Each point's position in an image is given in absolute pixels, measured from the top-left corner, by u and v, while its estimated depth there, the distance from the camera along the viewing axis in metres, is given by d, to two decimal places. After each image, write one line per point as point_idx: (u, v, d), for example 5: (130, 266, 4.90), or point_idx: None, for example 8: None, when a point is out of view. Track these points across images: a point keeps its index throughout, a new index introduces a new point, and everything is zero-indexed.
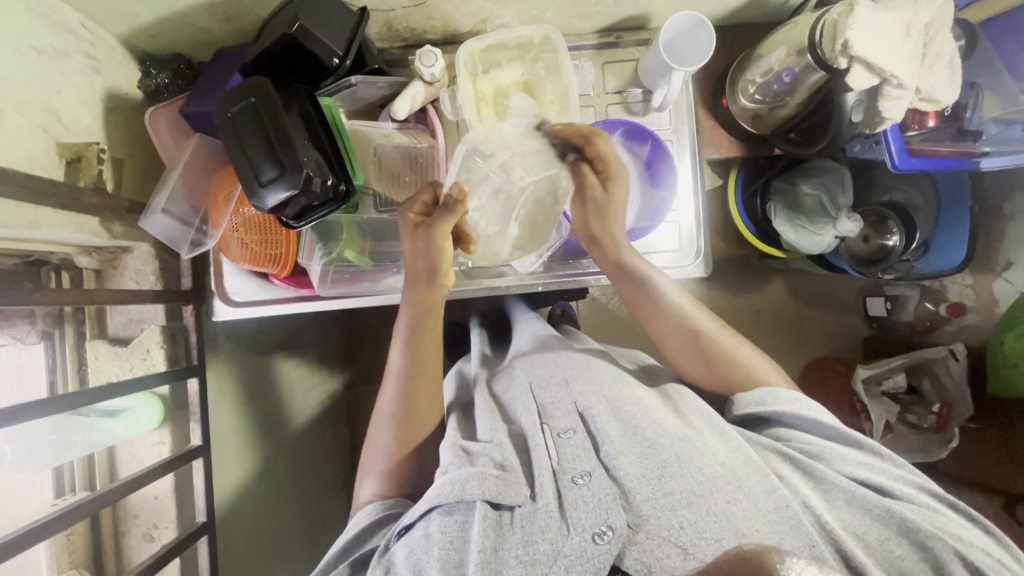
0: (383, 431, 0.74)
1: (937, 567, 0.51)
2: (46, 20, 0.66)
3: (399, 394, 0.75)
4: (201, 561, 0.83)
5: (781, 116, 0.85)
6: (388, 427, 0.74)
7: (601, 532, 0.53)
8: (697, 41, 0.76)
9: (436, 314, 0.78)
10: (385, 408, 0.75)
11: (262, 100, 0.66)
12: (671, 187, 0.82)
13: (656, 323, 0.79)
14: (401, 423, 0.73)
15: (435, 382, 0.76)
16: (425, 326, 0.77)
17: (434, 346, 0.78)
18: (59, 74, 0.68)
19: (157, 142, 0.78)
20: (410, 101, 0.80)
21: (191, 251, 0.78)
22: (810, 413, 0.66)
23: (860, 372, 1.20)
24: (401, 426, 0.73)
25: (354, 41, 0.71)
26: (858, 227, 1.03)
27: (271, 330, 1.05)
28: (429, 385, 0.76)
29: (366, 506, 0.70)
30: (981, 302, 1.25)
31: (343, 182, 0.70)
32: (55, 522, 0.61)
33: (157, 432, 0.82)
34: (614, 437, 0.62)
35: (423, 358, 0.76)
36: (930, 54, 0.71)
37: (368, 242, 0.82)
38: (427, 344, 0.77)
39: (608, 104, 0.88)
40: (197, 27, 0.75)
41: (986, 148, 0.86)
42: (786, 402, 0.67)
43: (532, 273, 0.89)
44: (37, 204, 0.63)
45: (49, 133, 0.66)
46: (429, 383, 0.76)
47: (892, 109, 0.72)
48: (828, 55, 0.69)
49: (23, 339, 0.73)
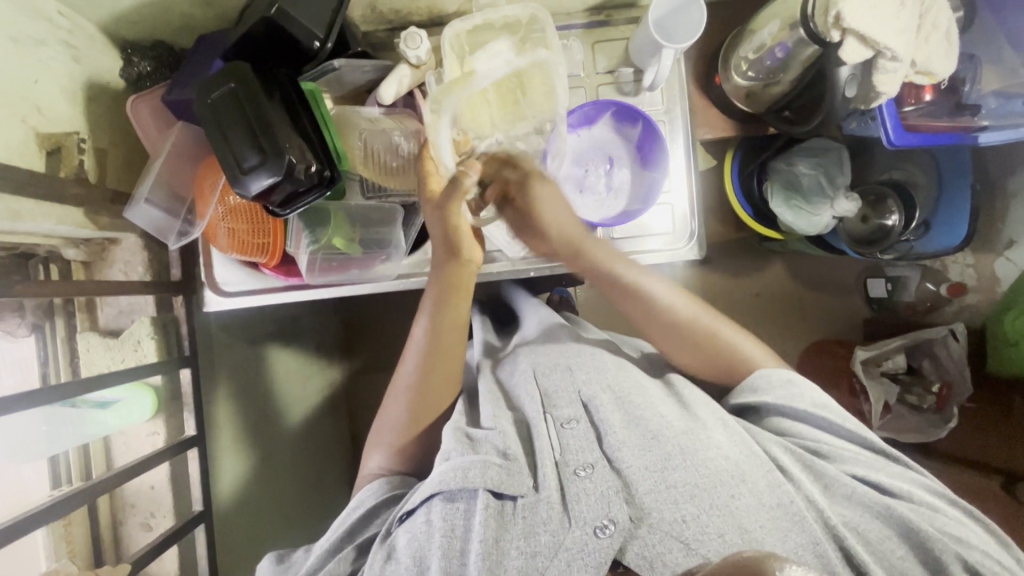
0: (397, 404, 0.74)
1: (937, 569, 0.52)
2: (21, 7, 0.64)
3: (417, 367, 0.75)
4: (199, 549, 0.83)
5: (776, 93, 0.83)
6: (402, 401, 0.74)
7: (603, 526, 0.53)
8: (688, 18, 0.73)
9: (459, 293, 0.76)
10: (401, 381, 0.76)
11: (243, 86, 0.65)
12: (662, 168, 0.80)
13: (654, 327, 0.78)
14: (413, 398, 0.74)
15: (457, 358, 0.76)
16: (450, 300, 0.76)
17: (460, 328, 0.77)
18: (37, 64, 0.67)
19: (140, 129, 0.77)
20: (396, 86, 0.78)
21: (178, 240, 0.77)
22: (803, 402, 0.64)
23: (861, 354, 1.18)
24: (415, 403, 0.73)
25: (336, 23, 0.69)
26: (856, 206, 1.02)
27: (264, 319, 1.05)
28: (449, 363, 0.75)
29: (374, 480, 0.70)
30: (982, 282, 1.25)
31: (328, 169, 0.69)
32: (48, 511, 0.60)
33: (151, 423, 0.82)
34: (619, 428, 0.61)
35: (445, 336, 0.75)
36: (925, 25, 0.69)
37: (357, 230, 0.80)
38: (452, 322, 0.76)
39: (598, 84, 0.86)
40: (177, 12, 0.73)
41: (985, 123, 0.83)
42: (784, 396, 0.65)
43: (524, 259, 0.87)
44: (19, 196, 0.62)
45: (28, 123, 0.66)
46: (449, 360, 0.75)
47: (887, 83, 0.70)
48: (820, 28, 0.67)
49: (12, 333, 0.73)
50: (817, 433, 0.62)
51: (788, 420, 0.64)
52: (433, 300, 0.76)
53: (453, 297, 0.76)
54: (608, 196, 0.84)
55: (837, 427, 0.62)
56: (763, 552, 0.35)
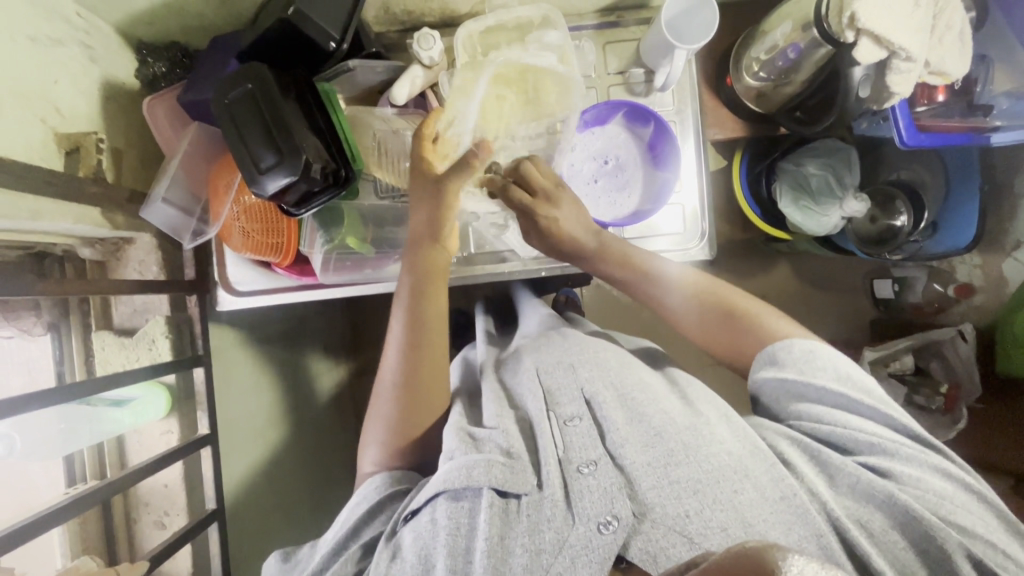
0: (387, 398, 0.73)
1: (944, 563, 0.51)
2: (40, 9, 0.65)
3: (403, 361, 0.73)
4: (212, 548, 0.84)
5: (787, 93, 0.84)
6: (392, 394, 0.73)
7: (606, 522, 0.53)
8: (700, 17, 0.72)
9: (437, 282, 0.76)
10: (386, 375, 0.74)
11: (258, 86, 0.65)
12: (674, 168, 0.81)
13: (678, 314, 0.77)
14: (402, 393, 0.72)
15: (440, 352, 0.75)
16: (427, 291, 0.75)
17: (438, 321, 0.75)
18: (55, 65, 0.68)
19: (156, 131, 0.77)
20: (408, 87, 0.78)
21: (193, 240, 0.78)
22: (817, 382, 0.63)
23: (867, 354, 1.19)
24: (406, 396, 0.72)
25: (352, 23, 0.69)
26: (865, 207, 1.02)
27: (274, 319, 1.05)
28: (433, 360, 0.74)
29: (371, 477, 0.70)
30: (990, 283, 1.23)
31: (343, 168, 0.70)
32: (67, 509, 0.61)
33: (164, 422, 0.82)
34: (621, 425, 0.62)
35: (426, 328, 0.75)
36: (939, 26, 0.70)
37: (370, 230, 0.81)
38: (430, 314, 0.75)
39: (609, 85, 0.87)
40: (193, 13, 0.74)
41: (997, 123, 0.84)
42: (804, 370, 0.64)
43: (535, 258, 0.88)
44: (38, 196, 0.63)
45: (46, 123, 0.66)
46: (433, 353, 0.74)
47: (901, 83, 0.70)
48: (834, 29, 0.68)
49: (29, 332, 0.74)
50: (835, 412, 0.61)
51: (806, 403, 0.63)
52: (409, 291, 0.75)
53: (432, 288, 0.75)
54: (620, 198, 0.84)
55: (857, 403, 0.61)
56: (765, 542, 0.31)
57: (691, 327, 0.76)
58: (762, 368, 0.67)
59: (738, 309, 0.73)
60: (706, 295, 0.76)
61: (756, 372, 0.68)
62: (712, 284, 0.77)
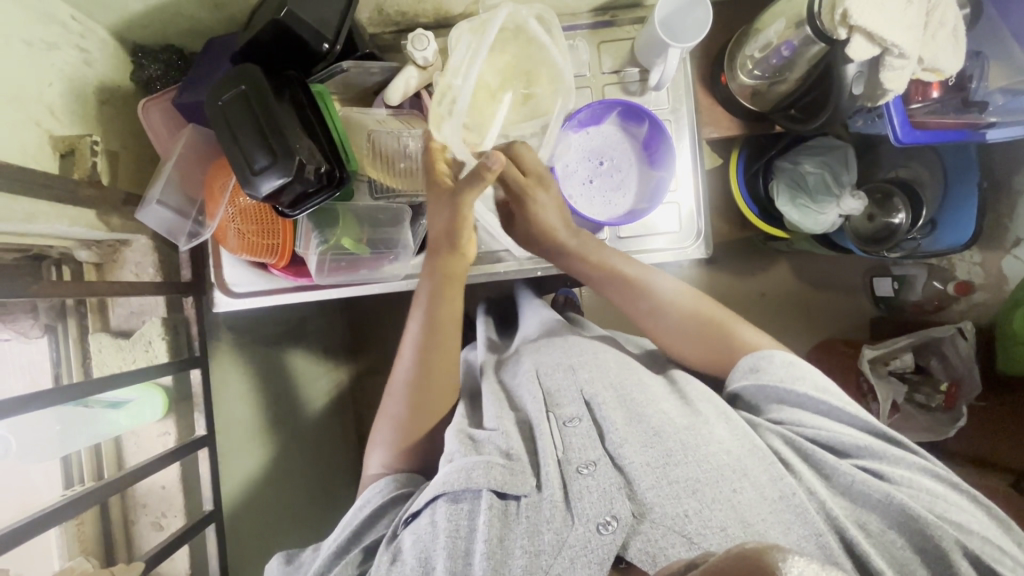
0: (396, 399, 0.75)
1: (940, 562, 0.51)
2: (36, 13, 0.65)
3: (413, 363, 0.75)
4: (210, 549, 0.84)
5: (782, 91, 0.83)
6: (401, 395, 0.74)
7: (606, 522, 0.53)
8: (693, 15, 0.73)
9: (455, 283, 0.77)
10: (399, 376, 0.76)
11: (253, 89, 0.65)
12: (668, 167, 0.80)
13: (658, 325, 0.76)
14: (413, 393, 0.74)
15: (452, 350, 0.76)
16: (442, 293, 0.76)
17: (451, 319, 0.77)
18: (50, 68, 0.68)
19: (151, 132, 0.78)
20: (403, 87, 0.78)
21: (189, 242, 0.78)
22: (803, 385, 0.64)
23: (868, 352, 1.17)
24: (414, 398, 0.73)
25: (344, 25, 0.70)
26: (862, 204, 1.02)
27: (272, 321, 1.05)
28: (447, 356, 0.75)
29: (378, 479, 0.70)
30: (990, 279, 1.23)
31: (337, 169, 0.70)
32: (63, 509, 0.61)
33: (161, 423, 0.83)
34: (620, 425, 0.61)
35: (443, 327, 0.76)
36: (932, 22, 0.69)
37: (366, 231, 0.81)
38: (446, 316, 0.76)
39: (604, 84, 0.87)
40: (187, 15, 0.74)
41: (992, 120, 0.84)
42: (787, 378, 0.65)
43: (531, 257, 0.88)
44: (33, 198, 0.63)
45: (41, 126, 0.66)
46: (446, 350, 0.76)
47: (895, 80, 0.70)
48: (828, 26, 0.68)
49: (26, 334, 0.74)
50: (815, 418, 0.62)
51: (791, 410, 0.64)
52: (429, 292, 0.77)
53: (445, 288, 0.76)
54: (614, 195, 0.84)
55: (838, 411, 0.62)
56: (764, 545, 0.30)
57: (669, 338, 0.76)
58: (741, 376, 0.68)
59: (712, 321, 0.74)
60: (696, 308, 0.76)
61: (733, 380, 0.69)
62: (700, 296, 0.78)
